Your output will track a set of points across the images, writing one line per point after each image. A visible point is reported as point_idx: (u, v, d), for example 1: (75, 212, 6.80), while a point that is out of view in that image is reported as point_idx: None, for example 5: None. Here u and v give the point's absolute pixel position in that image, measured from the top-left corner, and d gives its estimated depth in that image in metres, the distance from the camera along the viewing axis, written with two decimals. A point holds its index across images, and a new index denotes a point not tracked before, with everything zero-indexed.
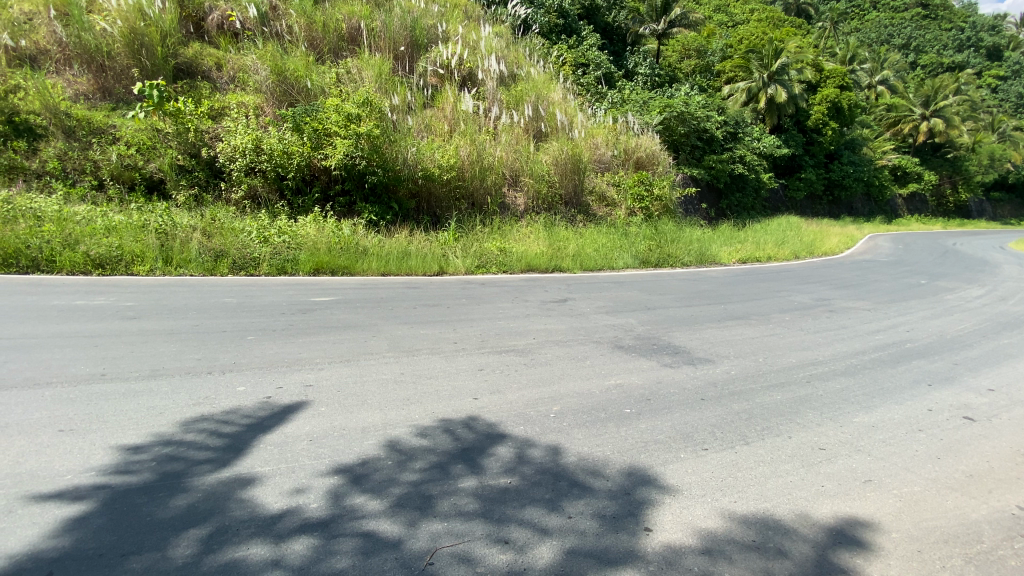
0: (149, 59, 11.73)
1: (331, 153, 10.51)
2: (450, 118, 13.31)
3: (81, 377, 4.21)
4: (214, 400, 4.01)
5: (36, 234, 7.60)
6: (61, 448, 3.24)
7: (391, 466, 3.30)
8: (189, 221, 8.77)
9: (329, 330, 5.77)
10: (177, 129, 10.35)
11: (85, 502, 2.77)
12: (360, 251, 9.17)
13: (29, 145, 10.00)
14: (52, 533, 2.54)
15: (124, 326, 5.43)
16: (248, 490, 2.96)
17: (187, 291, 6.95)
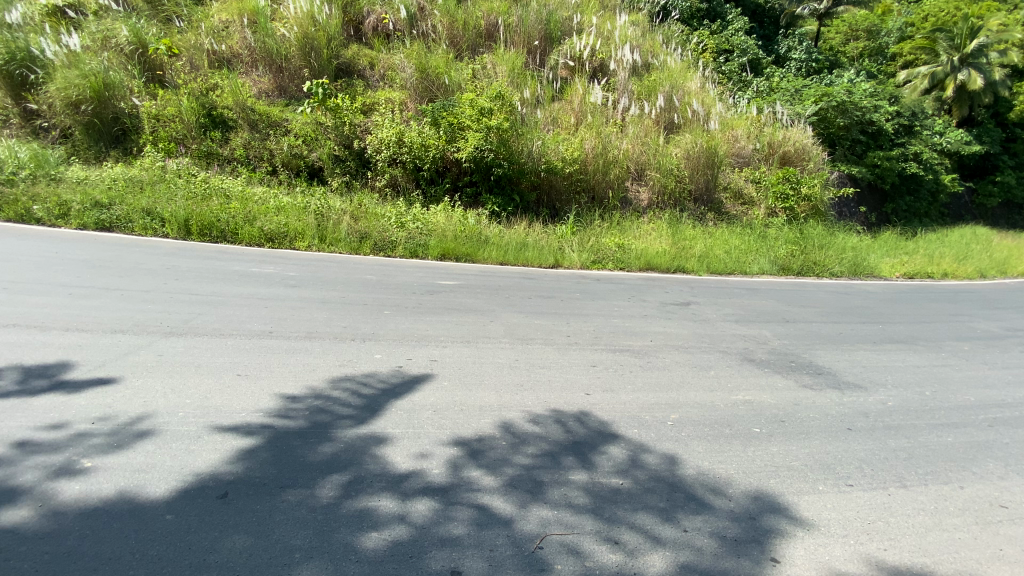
0: (317, 61, 13.39)
1: (462, 146, 11.10)
2: (578, 110, 13.22)
3: (254, 333, 4.98)
4: (355, 364, 4.48)
5: (226, 210, 9.09)
6: (237, 391, 3.84)
7: (506, 447, 3.41)
8: (341, 205, 9.89)
9: (453, 312, 6.11)
10: (336, 123, 11.66)
11: (255, 437, 3.27)
12: (482, 241, 9.54)
13: (223, 135, 11.89)
14: (229, 459, 3.02)
15: (285, 293, 6.28)
16: (380, 448, 3.27)
17: (334, 266, 7.84)
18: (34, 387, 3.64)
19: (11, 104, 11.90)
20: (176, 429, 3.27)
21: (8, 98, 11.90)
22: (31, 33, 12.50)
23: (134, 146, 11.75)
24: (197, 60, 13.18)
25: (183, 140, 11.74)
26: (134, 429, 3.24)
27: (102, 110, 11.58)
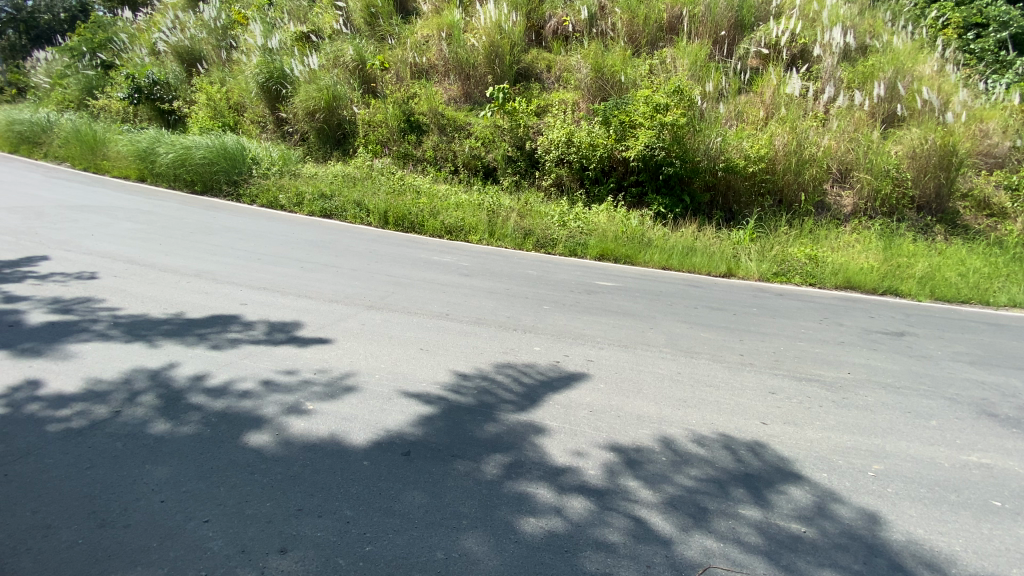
0: (500, 67, 14.36)
1: (632, 144, 10.81)
2: (769, 103, 11.90)
3: (433, 314, 5.55)
4: (517, 353, 4.70)
5: (415, 204, 10.30)
6: (419, 363, 4.32)
7: (666, 463, 3.24)
8: (510, 203, 10.45)
9: (613, 314, 6.01)
10: (511, 125, 12.34)
11: (432, 406, 3.64)
12: (646, 243, 9.19)
13: (417, 138, 13.43)
14: (412, 422, 3.41)
15: (459, 281, 6.88)
16: (538, 438, 3.37)
17: (501, 260, 8.33)
18: (275, 339, 4.56)
19: (269, 114, 14.98)
20: (372, 389, 3.81)
21: (266, 109, 14.90)
22: (285, 56, 15.52)
23: (350, 148, 13.93)
24: (402, 73, 15.12)
25: (387, 142, 13.61)
26: (341, 384, 3.86)
27: (330, 117, 14.00)
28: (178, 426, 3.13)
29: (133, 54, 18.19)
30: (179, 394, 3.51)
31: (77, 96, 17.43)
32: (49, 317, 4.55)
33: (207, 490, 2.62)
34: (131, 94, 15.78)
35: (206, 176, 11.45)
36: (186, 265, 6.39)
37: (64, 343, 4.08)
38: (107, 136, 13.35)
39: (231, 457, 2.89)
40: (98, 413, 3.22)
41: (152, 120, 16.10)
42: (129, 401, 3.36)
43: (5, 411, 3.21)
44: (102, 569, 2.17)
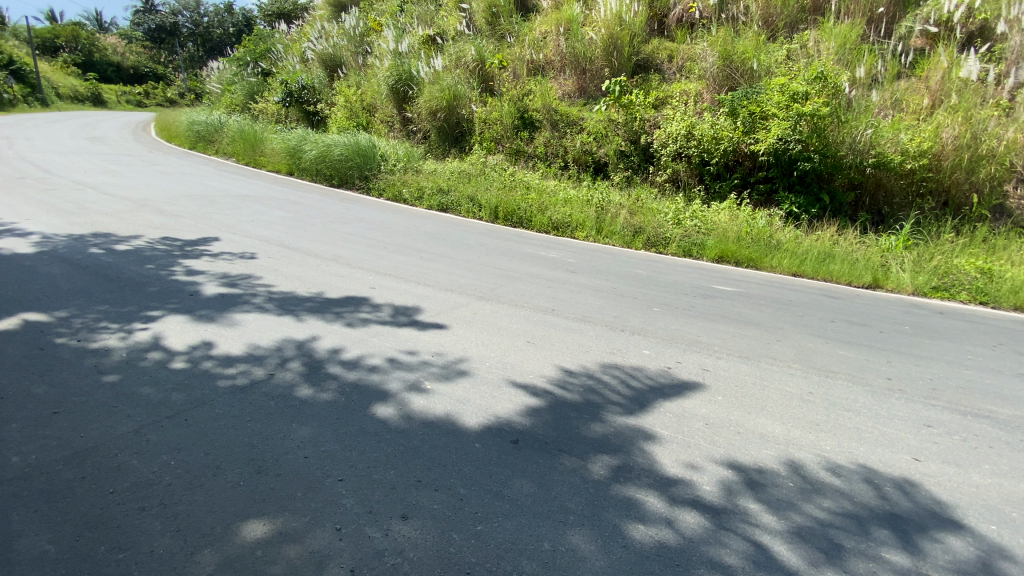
0: (618, 60, 14.05)
1: (761, 137, 9.92)
2: (935, 91, 10.22)
3: (541, 308, 5.62)
4: (626, 354, 4.59)
5: (526, 200, 10.47)
6: (527, 356, 4.40)
7: (792, 489, 2.95)
8: (620, 200, 10.19)
9: (731, 322, 5.60)
10: (627, 119, 11.99)
11: (540, 399, 3.69)
12: (771, 245, 8.43)
13: (530, 135, 13.62)
14: (520, 413, 3.49)
15: (567, 278, 6.87)
16: (648, 444, 3.26)
17: (609, 258, 8.17)
18: (398, 321, 4.91)
19: (396, 114, 16.10)
20: (483, 376, 3.96)
21: (394, 109, 16.07)
22: (412, 58, 16.62)
23: (467, 145, 14.57)
24: (519, 70, 15.40)
25: (501, 139, 13.98)
26: (455, 368, 4.06)
27: (450, 116, 14.73)
28: (318, 393, 3.49)
29: (285, 62, 20.65)
30: (319, 364, 3.93)
31: (242, 100, 20.24)
32: (220, 289, 5.32)
33: (342, 452, 2.88)
34: (283, 98, 17.94)
35: (342, 171, 12.61)
36: (324, 251, 7.13)
37: (230, 312, 4.75)
38: (264, 135, 15.35)
39: (361, 426, 3.16)
40: (256, 373, 3.67)
41: (299, 121, 18.19)
42: (280, 365, 3.82)
43: (187, 363, 3.72)
44: (258, 510, 2.40)
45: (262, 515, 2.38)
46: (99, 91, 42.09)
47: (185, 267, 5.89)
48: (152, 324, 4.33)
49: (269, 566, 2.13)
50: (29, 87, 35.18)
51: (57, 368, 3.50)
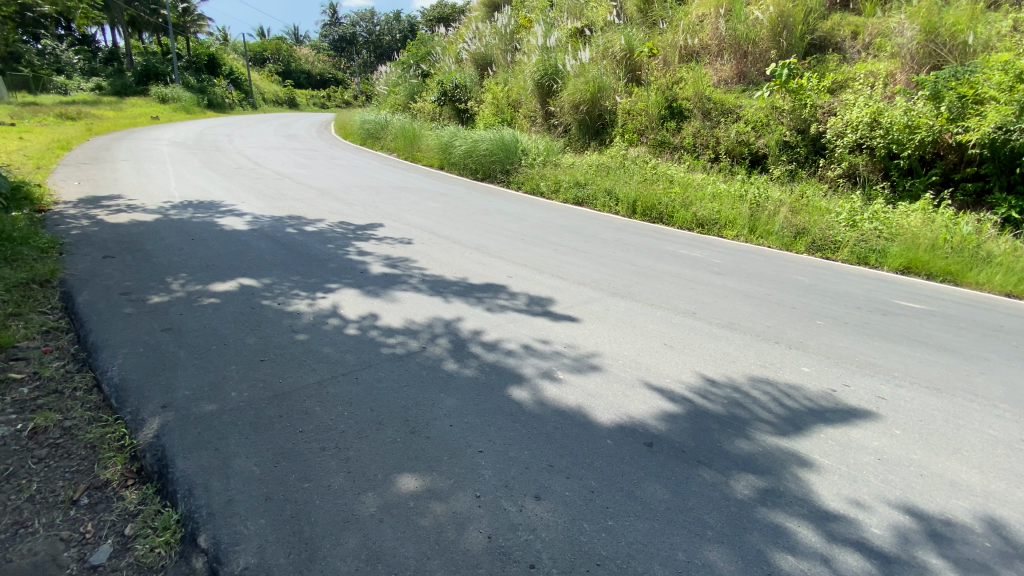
0: (787, 40, 12.82)
1: (974, 125, 8.12)
2: None
3: (681, 310, 5.33)
4: (779, 369, 4.15)
5: (669, 194, 9.96)
6: (665, 358, 4.22)
7: (995, 551, 2.43)
8: (781, 195, 9.20)
9: (916, 345, 4.73)
10: (794, 105, 10.70)
11: (678, 405, 3.53)
12: (979, 257, 6.93)
13: (677, 125, 12.89)
14: (656, 417, 3.37)
15: (711, 279, 6.42)
16: (803, 471, 2.93)
17: (762, 261, 7.42)
18: (535, 310, 5.07)
19: (540, 108, 16.37)
20: (618, 374, 3.90)
21: (538, 103, 16.36)
22: (560, 52, 16.74)
23: (608, 138, 14.27)
24: (670, 57, 14.60)
25: (645, 131, 13.42)
26: (589, 361, 4.06)
27: (593, 108, 14.49)
28: (462, 368, 3.77)
29: (442, 62, 22.28)
30: (463, 342, 4.23)
31: (404, 100, 22.38)
32: (383, 269, 6.00)
33: (482, 426, 3.08)
34: (438, 97, 19.41)
35: (486, 165, 13.25)
36: (469, 239, 7.63)
37: (390, 289, 5.33)
38: (421, 132, 16.83)
39: (499, 404, 3.35)
40: (411, 345, 4.08)
41: (451, 118, 19.55)
42: (430, 340, 4.20)
43: (357, 330, 4.28)
44: (410, 466, 2.68)
45: (414, 471, 2.66)
46: (294, 96, 49.86)
47: (355, 248, 6.75)
48: (331, 294, 5.05)
49: (420, 517, 2.36)
50: (246, 95, 42.99)
51: (264, 323, 4.26)
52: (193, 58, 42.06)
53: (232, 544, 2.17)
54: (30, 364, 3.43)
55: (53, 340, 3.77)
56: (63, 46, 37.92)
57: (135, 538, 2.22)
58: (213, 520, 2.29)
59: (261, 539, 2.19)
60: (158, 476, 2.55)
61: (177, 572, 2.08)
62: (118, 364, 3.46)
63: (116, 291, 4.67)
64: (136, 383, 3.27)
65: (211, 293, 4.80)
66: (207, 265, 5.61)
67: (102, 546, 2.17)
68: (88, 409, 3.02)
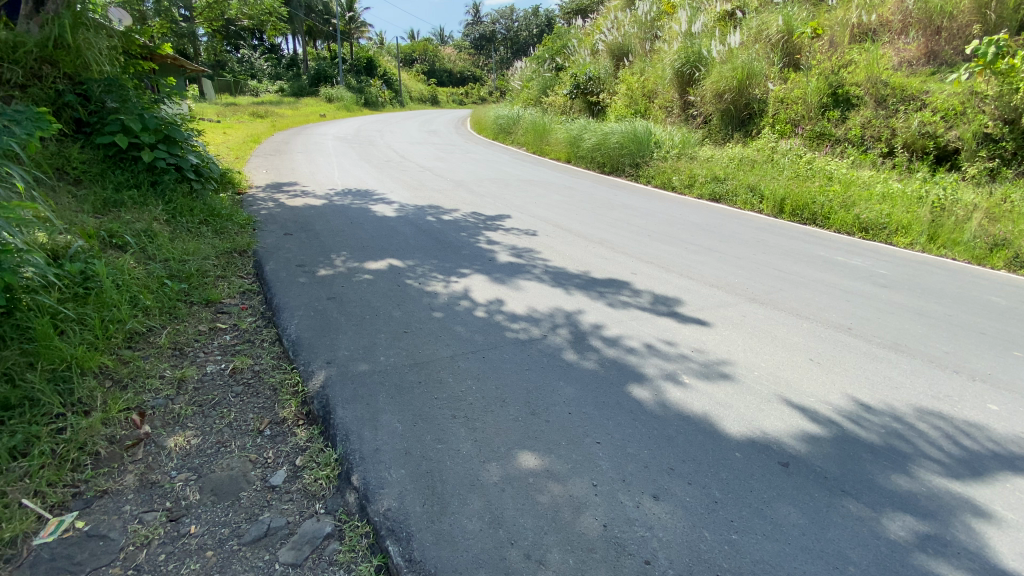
0: (997, 12, 10.77)
1: None
2: None
3: (832, 324, 4.76)
4: (957, 403, 3.52)
5: (825, 193, 8.88)
6: (808, 374, 3.82)
7: None
8: (973, 198, 7.75)
9: None
10: (1000, 90, 8.95)
11: (820, 427, 3.19)
12: None
13: (841, 114, 11.36)
14: (793, 436, 3.09)
15: (872, 292, 5.61)
16: (980, 523, 2.47)
17: (944, 275, 6.27)
18: (659, 309, 4.90)
19: (678, 98, 15.47)
20: (751, 385, 3.63)
21: (676, 93, 15.47)
22: (705, 38, 15.68)
23: (755, 129, 12.98)
24: (838, 37, 12.91)
25: (801, 121, 11.95)
26: (719, 368, 3.83)
27: (739, 97, 13.31)
28: (582, 360, 3.81)
29: (577, 55, 22.15)
30: (584, 334, 4.26)
31: (537, 94, 22.76)
32: (509, 258, 6.25)
33: (601, 419, 3.10)
34: (571, 90, 19.38)
35: (615, 158, 12.97)
36: (595, 233, 7.59)
37: (516, 278, 5.54)
38: (552, 126, 17.01)
39: (618, 399, 3.33)
40: (534, 332, 4.22)
41: (582, 111, 19.41)
42: (552, 329, 4.30)
43: (485, 314, 4.54)
44: (531, 445, 2.81)
45: (534, 450, 2.78)
46: (435, 93, 53.40)
47: (485, 237, 7.12)
48: (463, 279, 5.41)
49: (538, 494, 2.48)
50: (395, 93, 47.10)
51: (406, 300, 4.73)
52: (355, 61, 47.13)
53: (378, 487, 2.49)
54: (233, 317, 4.22)
55: (247, 299, 4.60)
56: (258, 55, 44.96)
57: (304, 468, 2.66)
58: (364, 463, 2.64)
59: (401, 487, 2.48)
60: (322, 420, 3.01)
61: (335, 501, 2.45)
62: (295, 324, 4.11)
63: (292, 263, 5.52)
64: (307, 341, 3.86)
65: (364, 271, 5.44)
66: (361, 245, 6.35)
67: (280, 470, 2.64)
68: (272, 358, 3.66)
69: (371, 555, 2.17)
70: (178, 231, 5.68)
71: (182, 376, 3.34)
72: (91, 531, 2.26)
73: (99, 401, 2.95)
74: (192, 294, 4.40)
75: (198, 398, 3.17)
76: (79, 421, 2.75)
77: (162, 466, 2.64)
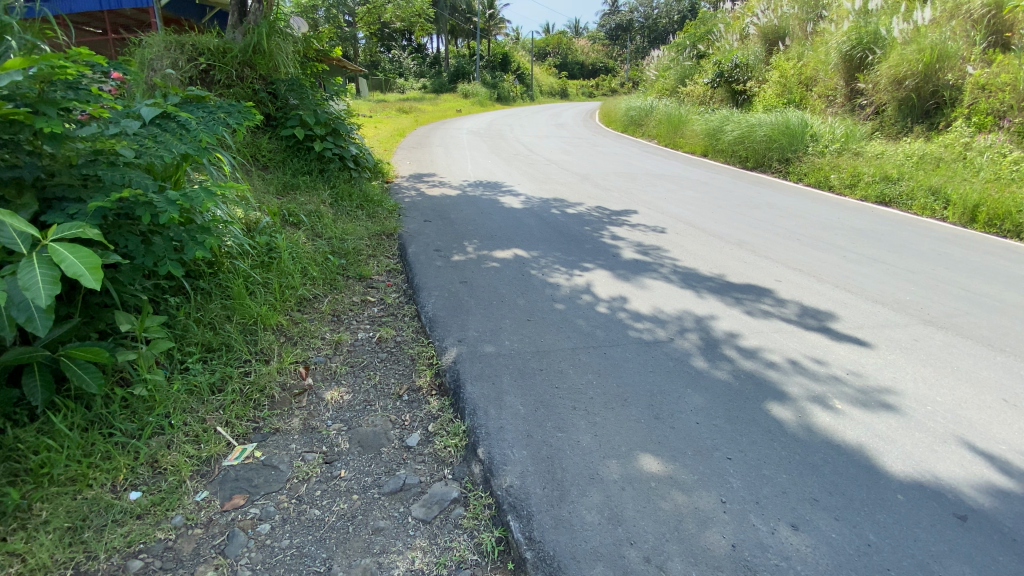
0: None
1: None
2: None
3: None
4: None
5: None
6: (1000, 417, 3.17)
7: None
8: None
9: None
10: None
11: (1014, 482, 2.63)
12: None
13: None
14: (974, 487, 2.59)
15: None
16: None
17: None
18: (807, 323, 4.39)
19: (843, 86, 13.58)
20: (921, 420, 3.11)
21: (842, 80, 13.56)
22: (883, 16, 13.61)
23: (943, 120, 10.88)
24: None
25: (1009, 112, 9.78)
26: (880, 397, 3.34)
27: (924, 84, 11.29)
28: (714, 369, 3.57)
29: (723, 40, 20.51)
30: (716, 342, 3.98)
31: (673, 84, 21.60)
32: (635, 255, 6.07)
33: (732, 434, 2.90)
34: (713, 79, 18.02)
35: (760, 153, 11.85)
36: (733, 234, 7.03)
37: (641, 276, 5.37)
38: (689, 117, 16.06)
39: (754, 416, 3.07)
40: (660, 334, 4.06)
41: (724, 101, 17.96)
42: (680, 333, 4.09)
43: (608, 310, 4.48)
44: (654, 449, 2.73)
45: (657, 454, 2.70)
46: (565, 87, 53.33)
47: (611, 233, 6.99)
48: (586, 273, 5.38)
49: (661, 500, 2.40)
50: (527, 87, 47.96)
51: (531, 289, 4.84)
52: (491, 57, 48.89)
53: (502, 463, 2.61)
54: (380, 292, 4.70)
55: (392, 277, 5.09)
56: (407, 54, 48.77)
57: (436, 435, 2.88)
58: (490, 439, 2.78)
59: (523, 467, 2.58)
60: (453, 393, 3.23)
61: (461, 470, 2.63)
62: (431, 303, 4.45)
63: (430, 247, 5.96)
64: (441, 320, 4.16)
65: (492, 259, 5.68)
66: (490, 234, 6.64)
67: (415, 434, 2.90)
68: (411, 332, 4.01)
69: (493, 526, 2.29)
70: (339, 213, 6.46)
71: (339, 339, 3.81)
72: (266, 460, 2.70)
73: (276, 353, 3.48)
74: (347, 269, 4.98)
75: (349, 360, 3.60)
76: (261, 368, 3.28)
77: (321, 415, 3.05)
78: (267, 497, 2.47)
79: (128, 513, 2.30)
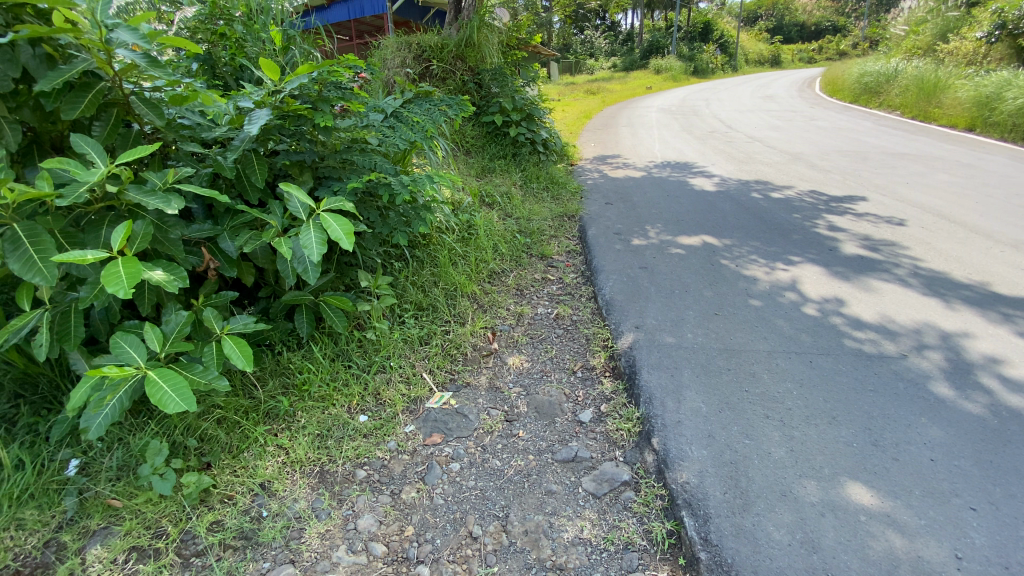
0: None
1: None
2: None
3: None
4: None
5: None
6: None
7: None
8: None
9: None
10: None
11: None
12: None
13: None
14: None
15: None
16: None
17: None
18: None
19: None
20: None
21: None
22: None
23: None
24: None
25: None
26: None
27: None
28: (962, 400, 2.86)
29: None
30: (969, 367, 3.17)
31: (929, 41, 17.27)
32: (856, 250, 5.14)
33: (983, 482, 2.31)
34: (992, 31, 13.91)
35: None
36: (1006, 232, 5.45)
37: (864, 276, 4.53)
38: (950, 82, 12.74)
39: (1019, 466, 2.39)
40: (886, 347, 3.40)
41: (1006, 60, 13.74)
42: (916, 350, 3.36)
43: (817, 312, 3.90)
44: (866, 478, 2.34)
45: (871, 485, 2.30)
46: (777, 54, 46.73)
47: (826, 222, 6.01)
48: (790, 267, 4.75)
49: (869, 537, 2.07)
50: (728, 58, 43.47)
51: (721, 281, 4.49)
52: (690, 27, 45.36)
53: (679, 457, 2.53)
54: (559, 272, 4.88)
55: (572, 258, 5.23)
56: (600, 33, 48.24)
57: (608, 415, 2.92)
58: (666, 430, 2.71)
59: (702, 467, 2.46)
60: (629, 378, 3.21)
61: (634, 455, 2.63)
62: (610, 286, 4.46)
63: (610, 230, 5.93)
64: (619, 303, 4.15)
65: (676, 245, 5.40)
66: (676, 219, 6.30)
67: (588, 411, 2.98)
68: (589, 312, 4.09)
69: (665, 518, 2.26)
70: (527, 195, 6.86)
71: (522, 311, 4.09)
72: (459, 408, 3.09)
73: (470, 317, 3.90)
74: (532, 248, 5.27)
75: (530, 331, 3.84)
76: (458, 329, 3.71)
77: (504, 377, 3.34)
78: (458, 440, 2.83)
79: (358, 431, 2.88)
